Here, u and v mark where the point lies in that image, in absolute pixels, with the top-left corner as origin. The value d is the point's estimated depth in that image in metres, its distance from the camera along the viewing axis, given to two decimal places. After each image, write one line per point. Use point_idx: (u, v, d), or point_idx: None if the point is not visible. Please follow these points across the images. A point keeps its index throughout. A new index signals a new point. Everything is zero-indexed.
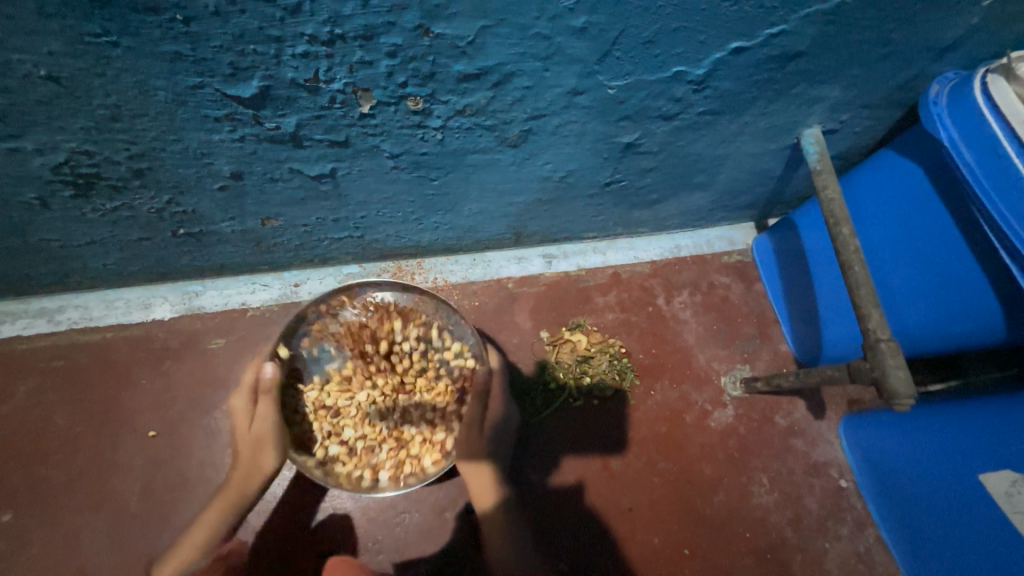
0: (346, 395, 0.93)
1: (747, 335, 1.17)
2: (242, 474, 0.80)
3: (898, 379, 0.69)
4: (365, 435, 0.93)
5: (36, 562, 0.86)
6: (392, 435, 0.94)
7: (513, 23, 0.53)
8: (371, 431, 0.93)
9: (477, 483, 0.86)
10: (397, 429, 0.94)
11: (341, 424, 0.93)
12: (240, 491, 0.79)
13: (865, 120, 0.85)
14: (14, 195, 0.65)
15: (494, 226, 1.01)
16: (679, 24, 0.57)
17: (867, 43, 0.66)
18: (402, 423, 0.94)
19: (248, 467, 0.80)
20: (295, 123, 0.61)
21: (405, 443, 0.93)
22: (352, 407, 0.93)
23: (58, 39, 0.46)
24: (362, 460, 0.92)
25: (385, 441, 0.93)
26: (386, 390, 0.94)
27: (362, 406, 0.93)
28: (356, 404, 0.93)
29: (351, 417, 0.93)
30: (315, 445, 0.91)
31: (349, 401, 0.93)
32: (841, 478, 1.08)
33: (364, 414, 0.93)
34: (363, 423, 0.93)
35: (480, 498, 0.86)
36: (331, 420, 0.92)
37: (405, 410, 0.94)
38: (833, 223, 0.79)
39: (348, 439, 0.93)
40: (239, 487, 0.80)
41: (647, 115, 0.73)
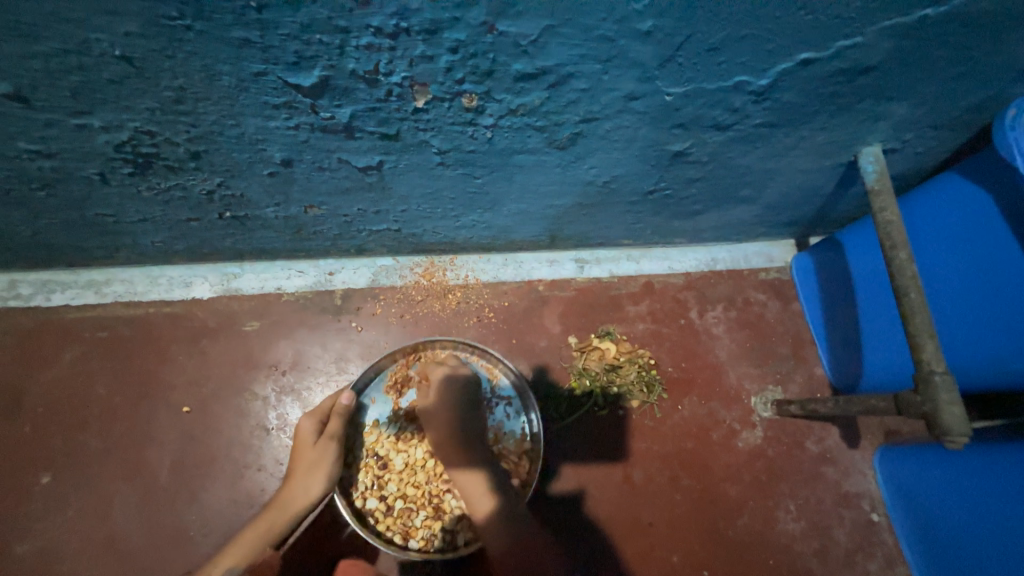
0: (400, 451, 0.96)
1: (781, 355, 1.13)
2: (289, 491, 0.84)
3: (952, 416, 0.65)
4: (407, 495, 0.94)
5: (72, 524, 0.89)
6: (432, 503, 0.94)
7: (578, 24, 0.52)
8: (414, 493, 0.94)
9: (473, 487, 0.87)
10: (439, 498, 0.94)
11: (385, 478, 0.95)
12: (284, 508, 0.83)
13: (928, 141, 0.81)
14: (77, 170, 0.67)
15: (530, 227, 1.00)
16: (749, 31, 0.55)
17: (945, 60, 0.63)
18: (445, 491, 0.95)
19: (297, 486, 0.84)
20: (349, 113, 0.61)
21: (443, 514, 0.93)
22: (401, 465, 0.95)
23: (135, 21, 0.47)
24: (397, 522, 0.92)
25: (423, 508, 0.93)
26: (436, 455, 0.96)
27: (410, 466, 0.96)
28: (406, 460, 0.96)
29: (397, 475, 0.95)
30: (356, 494, 0.93)
31: (401, 460, 0.96)
32: (872, 511, 1.04)
33: (410, 477, 0.95)
34: (409, 482, 0.95)
35: (477, 504, 0.86)
36: (377, 471, 0.95)
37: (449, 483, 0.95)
38: (889, 247, 0.75)
39: (389, 495, 0.94)
40: (280, 508, 0.83)
41: (701, 123, 0.71)
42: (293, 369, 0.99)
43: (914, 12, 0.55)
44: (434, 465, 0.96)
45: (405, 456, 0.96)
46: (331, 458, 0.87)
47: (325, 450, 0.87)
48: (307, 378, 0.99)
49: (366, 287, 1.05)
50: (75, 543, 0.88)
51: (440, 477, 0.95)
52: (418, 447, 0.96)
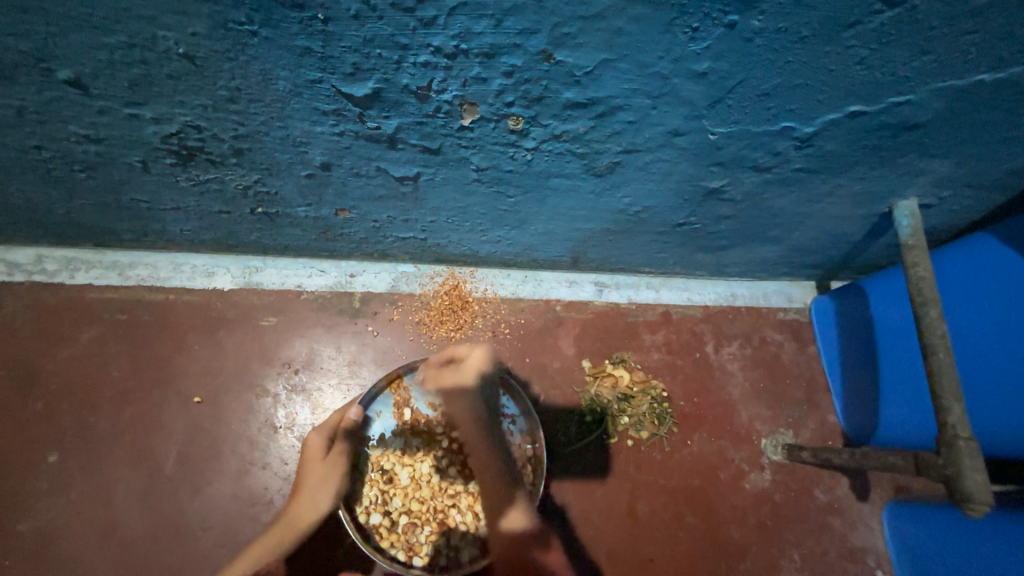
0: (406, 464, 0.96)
1: (794, 399, 1.11)
2: (300, 504, 0.85)
3: (975, 483, 0.64)
4: (411, 510, 0.94)
5: (73, 506, 0.88)
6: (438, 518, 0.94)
7: (634, 59, 0.52)
8: (419, 509, 0.94)
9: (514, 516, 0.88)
10: (444, 513, 0.94)
11: (391, 492, 0.95)
12: (294, 524, 0.84)
13: (965, 200, 0.80)
14: (121, 156, 0.68)
15: (554, 248, 1.00)
16: (803, 81, 0.55)
17: (994, 124, 0.63)
18: (449, 506, 0.94)
19: (309, 499, 0.85)
20: (395, 125, 0.61)
21: (447, 530, 0.93)
22: (407, 478, 0.95)
23: (204, 22, 0.48)
24: (402, 538, 0.92)
25: (427, 523, 0.93)
26: (443, 470, 0.96)
27: (417, 480, 0.96)
28: (412, 475, 0.96)
29: (403, 489, 0.95)
30: (361, 508, 0.92)
31: (409, 475, 0.96)
32: (877, 568, 1.01)
33: (416, 492, 0.95)
34: (415, 496, 0.94)
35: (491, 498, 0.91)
36: (383, 486, 0.94)
37: (454, 497, 0.95)
38: (919, 302, 0.74)
39: (394, 510, 0.94)
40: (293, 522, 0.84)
41: (741, 164, 0.71)
42: (306, 368, 0.99)
43: (970, 77, 0.55)
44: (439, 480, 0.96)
45: (410, 469, 0.96)
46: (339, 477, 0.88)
47: (337, 469, 0.88)
48: (318, 378, 0.98)
49: (386, 292, 1.05)
50: (75, 526, 0.87)
51: (444, 492, 0.95)
52: (423, 461, 0.97)
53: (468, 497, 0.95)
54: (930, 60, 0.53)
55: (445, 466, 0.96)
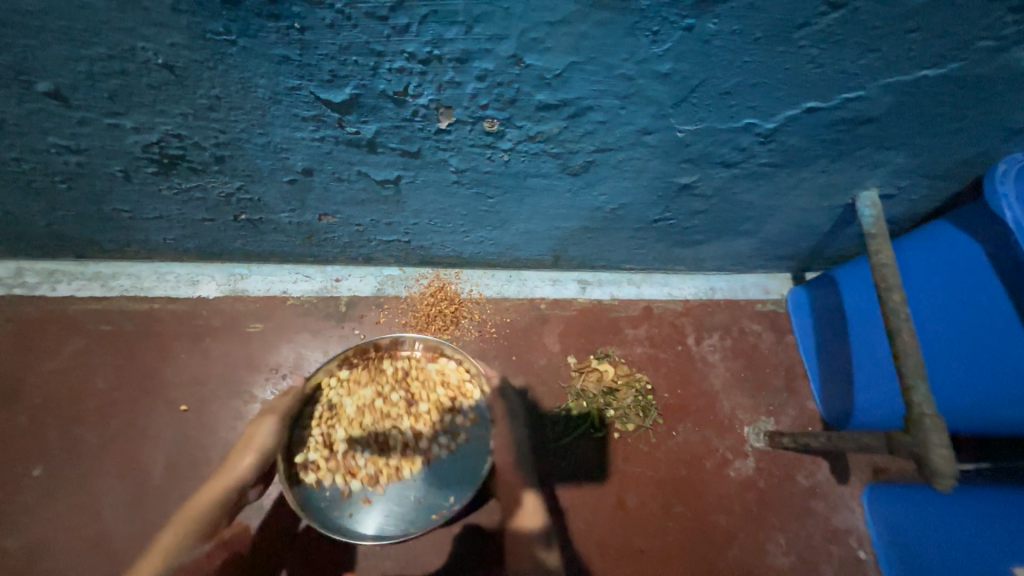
0: (348, 391, 0.96)
1: (774, 387, 1.15)
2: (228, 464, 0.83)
3: (941, 459, 0.66)
4: (352, 437, 0.94)
5: (59, 520, 0.87)
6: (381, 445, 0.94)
7: (601, 62, 0.55)
8: (359, 434, 0.94)
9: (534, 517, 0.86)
10: (384, 434, 0.94)
11: (334, 424, 0.94)
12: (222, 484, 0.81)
13: (923, 189, 0.85)
14: (102, 166, 0.69)
15: (536, 247, 1.02)
16: (761, 79, 0.59)
17: (941, 117, 0.67)
18: (389, 428, 0.95)
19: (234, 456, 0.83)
20: (374, 130, 0.63)
21: (388, 453, 0.93)
22: (348, 406, 0.96)
23: (182, 33, 0.49)
24: (339, 466, 0.92)
25: (367, 446, 0.93)
26: (386, 395, 0.97)
27: (360, 408, 0.95)
28: (355, 402, 0.96)
29: (346, 420, 0.95)
30: (303, 446, 0.92)
31: (352, 405, 0.96)
32: (859, 548, 1.04)
33: (358, 419, 0.95)
34: (358, 424, 0.95)
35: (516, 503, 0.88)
36: (328, 419, 0.94)
37: (397, 420, 0.95)
38: (883, 288, 0.78)
39: (335, 440, 0.93)
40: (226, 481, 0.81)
41: (710, 160, 0.74)
42: (294, 373, 0.99)
43: (914, 72, 0.59)
44: (381, 407, 0.96)
45: (352, 398, 0.96)
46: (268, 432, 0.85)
47: (267, 425, 0.85)
48: None
49: (371, 295, 1.06)
50: (61, 540, 0.86)
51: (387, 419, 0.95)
52: (365, 390, 0.97)
53: (409, 419, 0.96)
54: (877, 57, 0.56)
55: (387, 391, 0.98)
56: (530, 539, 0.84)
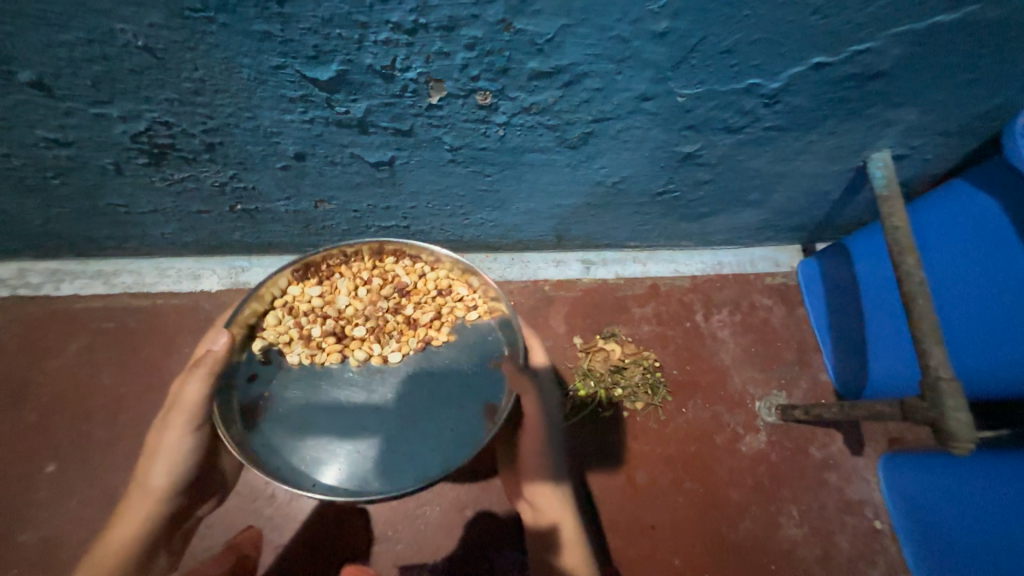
0: (325, 288, 0.92)
1: (786, 360, 1.13)
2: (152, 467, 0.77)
3: (958, 422, 0.64)
4: (348, 322, 0.93)
5: (76, 513, 0.89)
6: (357, 334, 0.91)
7: (594, 23, 0.53)
8: (352, 319, 0.93)
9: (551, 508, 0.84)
10: (380, 320, 0.93)
11: (317, 317, 0.91)
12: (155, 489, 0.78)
13: (938, 148, 0.81)
14: (93, 159, 0.68)
15: (538, 227, 1.00)
16: (763, 35, 0.56)
17: (956, 68, 0.64)
18: (384, 313, 0.93)
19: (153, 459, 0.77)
20: (364, 108, 0.62)
21: (389, 330, 0.92)
22: (337, 300, 0.93)
23: (159, 12, 0.48)
24: (341, 347, 0.90)
25: (370, 326, 0.92)
26: (369, 287, 0.94)
27: (348, 303, 0.93)
28: (340, 297, 0.93)
29: (335, 310, 0.92)
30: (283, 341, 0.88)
31: (327, 301, 0.92)
32: (875, 518, 1.03)
33: (340, 309, 0.92)
34: (349, 319, 0.93)
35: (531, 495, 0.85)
36: (309, 310, 0.91)
37: (378, 306, 0.93)
38: (897, 252, 0.75)
39: (325, 328, 0.91)
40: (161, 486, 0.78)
41: (712, 126, 0.71)
42: None
43: (927, 19, 0.56)
44: (370, 296, 0.93)
45: (335, 297, 0.93)
46: (182, 441, 0.77)
47: (175, 434, 0.77)
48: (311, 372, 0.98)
49: None
50: (79, 532, 0.88)
51: (375, 307, 0.93)
52: (342, 287, 0.93)
53: (404, 305, 0.94)
54: (886, 5, 0.53)
55: (372, 284, 0.94)
56: (545, 535, 0.85)
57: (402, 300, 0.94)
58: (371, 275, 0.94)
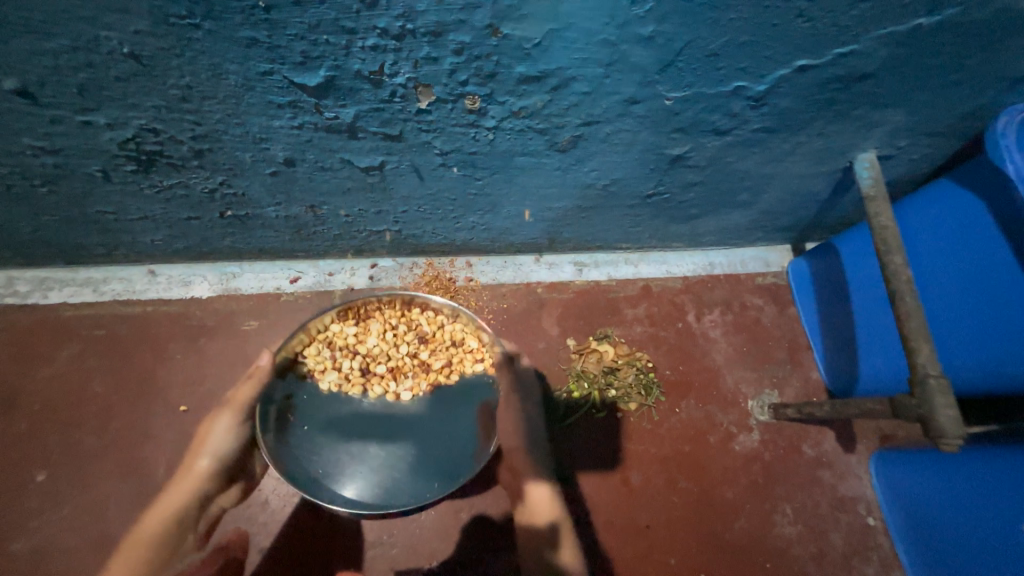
0: (358, 327, 0.97)
1: (778, 359, 1.13)
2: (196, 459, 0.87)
3: (946, 419, 0.65)
4: (370, 361, 0.97)
5: (65, 523, 0.88)
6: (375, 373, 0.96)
7: (581, 28, 0.53)
8: (375, 359, 0.97)
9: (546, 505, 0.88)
10: (398, 363, 0.97)
11: (345, 354, 0.96)
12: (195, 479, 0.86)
13: (922, 148, 0.82)
14: (80, 166, 0.68)
15: (530, 230, 1.01)
16: (747, 38, 0.56)
17: (937, 69, 0.65)
18: (403, 357, 0.97)
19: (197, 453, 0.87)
20: (353, 114, 0.62)
21: (404, 374, 0.96)
22: (365, 341, 0.97)
23: (145, 18, 0.48)
24: (359, 384, 0.95)
25: (387, 369, 0.96)
26: (397, 331, 0.98)
27: (374, 343, 0.97)
28: (370, 338, 0.97)
29: (361, 350, 0.97)
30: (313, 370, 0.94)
31: (358, 339, 0.97)
32: (868, 515, 1.04)
33: (368, 347, 0.97)
34: (371, 357, 0.97)
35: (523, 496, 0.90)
36: (339, 347, 0.96)
37: (400, 350, 0.97)
38: (883, 250, 0.76)
39: (349, 365, 0.95)
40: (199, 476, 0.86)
41: (700, 128, 0.72)
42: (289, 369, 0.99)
43: (908, 21, 0.57)
44: (394, 342, 0.98)
45: (364, 336, 0.97)
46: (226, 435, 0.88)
47: (221, 428, 0.88)
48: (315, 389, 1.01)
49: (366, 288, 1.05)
50: (68, 543, 0.87)
51: (396, 352, 0.97)
52: (373, 329, 0.97)
53: (425, 353, 0.97)
54: (867, 8, 0.54)
55: (400, 331, 0.98)
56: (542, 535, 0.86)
57: (422, 348, 0.98)
58: (400, 321, 0.98)
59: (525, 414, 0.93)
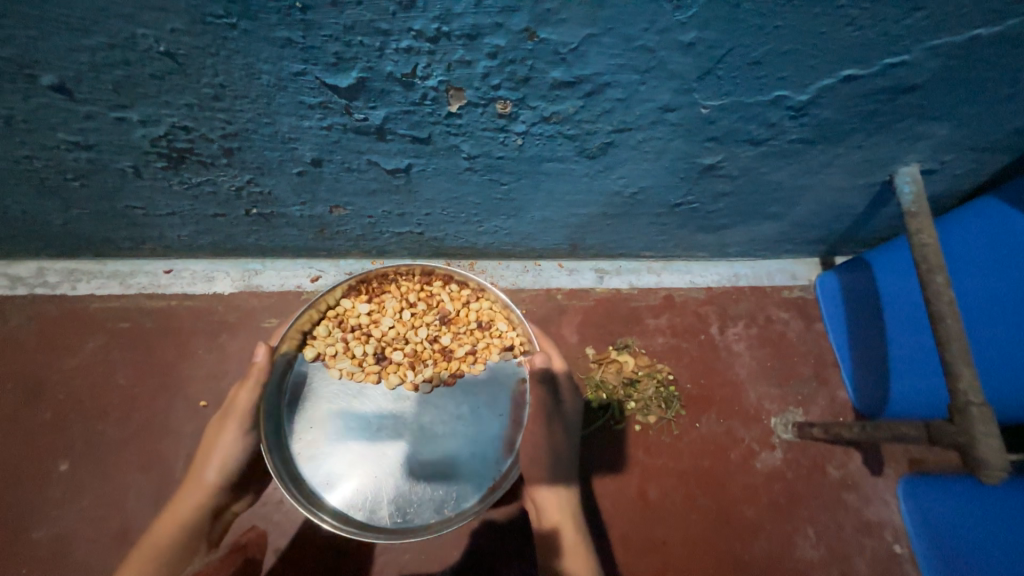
0: (372, 305, 1.00)
1: (803, 376, 1.10)
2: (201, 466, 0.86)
3: (989, 450, 0.62)
4: (388, 343, 0.99)
5: (86, 513, 0.89)
6: (395, 356, 0.98)
7: (619, 33, 0.51)
8: (393, 341, 0.99)
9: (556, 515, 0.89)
10: (417, 345, 0.99)
11: (360, 335, 0.98)
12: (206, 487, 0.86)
13: (969, 163, 0.79)
14: (112, 162, 0.68)
15: (552, 236, 0.99)
16: (793, 46, 0.54)
17: (992, 82, 0.61)
18: (420, 337, 0.99)
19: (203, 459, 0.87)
20: (382, 115, 0.61)
21: (424, 357, 0.98)
22: (380, 320, 0.99)
23: (182, 18, 0.48)
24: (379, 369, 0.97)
25: (406, 352, 0.98)
26: (412, 309, 1.01)
27: (390, 323, 0.99)
28: (383, 317, 1.00)
29: (377, 331, 0.99)
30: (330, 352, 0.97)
31: (373, 319, 0.99)
32: (895, 542, 1.00)
33: (384, 329, 0.99)
34: (388, 338, 0.99)
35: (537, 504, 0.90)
36: (354, 327, 0.98)
37: (417, 331, 1.00)
38: (925, 270, 0.73)
39: (367, 348, 0.98)
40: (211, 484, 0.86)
41: (736, 137, 0.70)
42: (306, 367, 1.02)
43: (965, 32, 0.54)
44: (410, 321, 1.00)
45: (379, 316, 1.00)
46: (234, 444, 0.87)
47: (229, 436, 0.87)
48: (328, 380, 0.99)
49: None
50: (88, 532, 0.88)
51: (414, 332, 0.99)
52: (388, 307, 1.00)
53: (443, 334, 1.00)
54: (923, 17, 0.52)
55: (416, 309, 1.01)
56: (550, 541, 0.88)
57: (442, 329, 1.00)
58: (414, 300, 1.01)
59: (552, 433, 0.90)
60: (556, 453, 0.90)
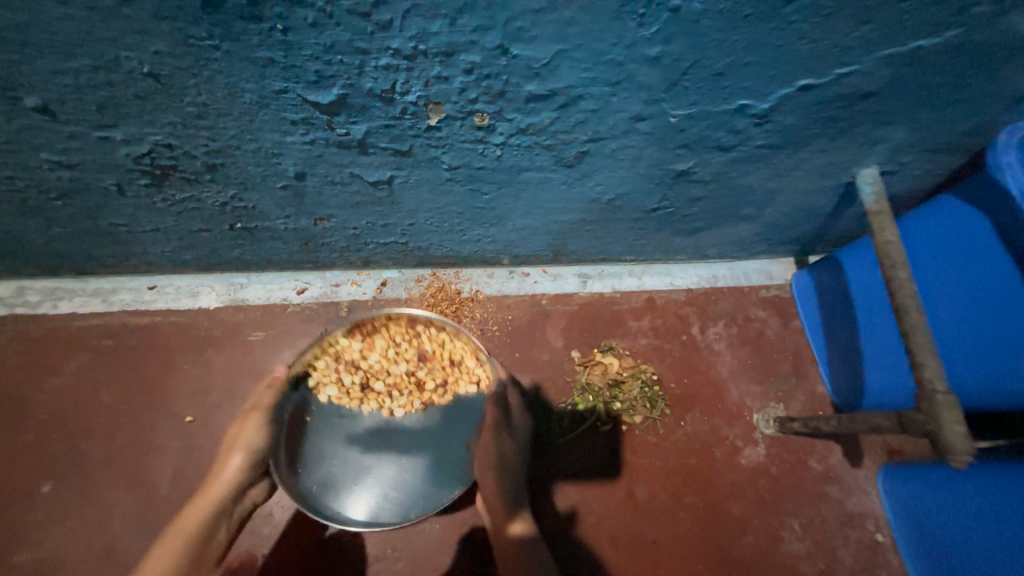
0: (365, 340, 1.00)
1: (782, 372, 1.13)
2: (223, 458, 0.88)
3: (954, 435, 0.65)
4: (372, 377, 1.00)
5: (70, 535, 0.87)
6: (375, 388, 0.99)
7: (588, 48, 0.54)
8: (378, 376, 1.00)
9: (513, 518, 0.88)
10: (397, 380, 1.00)
11: (347, 368, 0.99)
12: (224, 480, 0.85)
13: (925, 164, 0.83)
14: (95, 180, 0.69)
15: (535, 242, 1.01)
16: (752, 58, 0.58)
17: (939, 88, 0.66)
18: (403, 374, 1.00)
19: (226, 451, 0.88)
20: (364, 130, 0.63)
21: (403, 392, 0.99)
22: (370, 355, 1.00)
23: (165, 40, 0.49)
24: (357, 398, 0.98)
25: (386, 385, 0.99)
26: (403, 347, 1.01)
27: (378, 358, 1.00)
28: (374, 353, 1.00)
29: (364, 365, 1.00)
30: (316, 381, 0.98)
31: (364, 354, 1.00)
32: (876, 531, 1.03)
33: (372, 363, 1.00)
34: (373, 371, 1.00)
35: (493, 507, 0.89)
36: (344, 360, 0.99)
37: (401, 367, 1.00)
38: (888, 266, 0.76)
39: (351, 380, 0.99)
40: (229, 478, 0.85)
41: (705, 144, 0.73)
42: None
43: (909, 43, 0.58)
44: (397, 359, 1.00)
45: (370, 350, 1.01)
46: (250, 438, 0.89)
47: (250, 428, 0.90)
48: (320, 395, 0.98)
49: (372, 299, 1.06)
50: (74, 554, 0.86)
51: (398, 369, 1.00)
52: (380, 343, 1.00)
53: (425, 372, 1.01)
54: (870, 30, 0.55)
55: (404, 348, 1.01)
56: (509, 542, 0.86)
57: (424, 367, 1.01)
58: (405, 337, 1.01)
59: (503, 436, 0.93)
60: (506, 455, 0.93)
